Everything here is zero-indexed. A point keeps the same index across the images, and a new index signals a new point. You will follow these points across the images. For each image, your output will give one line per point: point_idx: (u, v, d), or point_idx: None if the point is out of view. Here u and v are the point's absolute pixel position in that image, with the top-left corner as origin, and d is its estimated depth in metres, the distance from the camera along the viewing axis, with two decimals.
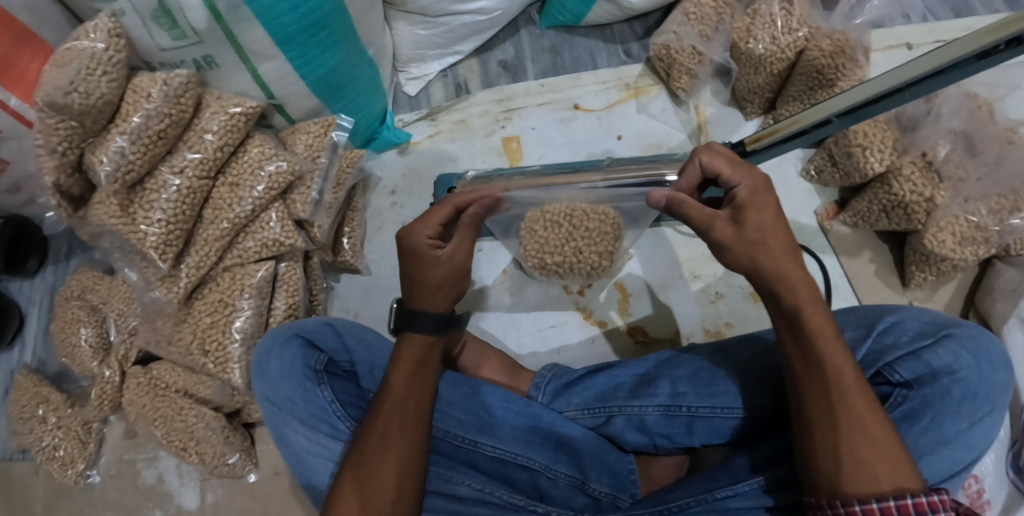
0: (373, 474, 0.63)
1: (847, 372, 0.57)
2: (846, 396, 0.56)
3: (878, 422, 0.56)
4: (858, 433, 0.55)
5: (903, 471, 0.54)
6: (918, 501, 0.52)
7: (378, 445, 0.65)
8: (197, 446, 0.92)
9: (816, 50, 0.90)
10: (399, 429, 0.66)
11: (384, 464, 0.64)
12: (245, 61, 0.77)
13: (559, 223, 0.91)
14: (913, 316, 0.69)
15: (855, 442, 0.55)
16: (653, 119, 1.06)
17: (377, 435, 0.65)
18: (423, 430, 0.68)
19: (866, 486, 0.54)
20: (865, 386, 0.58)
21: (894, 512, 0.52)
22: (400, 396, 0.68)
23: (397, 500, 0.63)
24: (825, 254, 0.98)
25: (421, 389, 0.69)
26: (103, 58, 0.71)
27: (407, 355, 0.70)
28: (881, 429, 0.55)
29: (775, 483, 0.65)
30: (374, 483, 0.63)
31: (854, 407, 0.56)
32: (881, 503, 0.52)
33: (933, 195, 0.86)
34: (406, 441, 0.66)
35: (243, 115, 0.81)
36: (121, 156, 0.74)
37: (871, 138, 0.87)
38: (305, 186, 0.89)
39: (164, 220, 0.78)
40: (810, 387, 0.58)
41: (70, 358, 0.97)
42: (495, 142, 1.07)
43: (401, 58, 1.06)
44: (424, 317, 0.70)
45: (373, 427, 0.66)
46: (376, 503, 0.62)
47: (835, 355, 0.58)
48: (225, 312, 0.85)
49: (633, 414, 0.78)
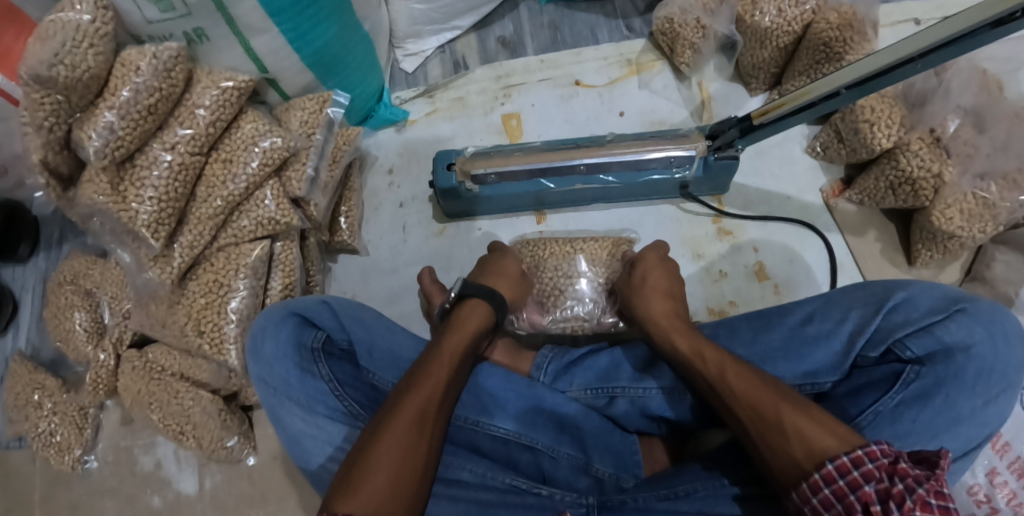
0: (406, 447, 0.60)
1: (734, 371, 0.62)
2: (739, 390, 0.60)
3: (780, 401, 0.57)
4: (772, 422, 0.56)
5: (812, 433, 0.54)
6: (837, 464, 0.51)
7: (413, 420, 0.62)
8: (194, 430, 0.91)
9: (823, 22, 0.87)
10: (436, 409, 0.64)
11: (417, 440, 0.61)
12: (237, 35, 0.75)
13: (553, 285, 0.88)
14: (925, 291, 0.66)
15: (771, 426, 0.56)
16: (655, 96, 1.03)
17: (416, 411, 0.62)
18: (449, 418, 0.66)
19: (787, 463, 0.54)
20: (756, 375, 0.61)
21: (822, 486, 0.51)
22: (441, 375, 0.67)
23: (421, 481, 0.60)
24: (830, 232, 0.96)
25: (458, 374, 0.70)
26: (90, 31, 0.69)
27: (462, 334, 0.73)
28: (773, 404, 0.57)
29: (744, 479, 0.65)
30: (398, 458, 0.59)
31: (746, 396, 0.59)
32: (808, 481, 0.52)
33: (941, 171, 0.83)
34: (438, 422, 0.64)
35: (235, 90, 0.79)
36: (110, 132, 0.72)
37: (878, 114, 0.85)
38: (300, 163, 0.86)
39: (155, 199, 0.76)
40: (725, 390, 0.61)
41: (64, 342, 0.96)
42: (494, 120, 1.04)
43: (397, 34, 1.04)
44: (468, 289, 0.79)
45: (410, 401, 0.63)
46: (398, 478, 0.58)
47: (720, 356, 0.65)
48: (220, 293, 0.83)
49: (636, 397, 0.78)
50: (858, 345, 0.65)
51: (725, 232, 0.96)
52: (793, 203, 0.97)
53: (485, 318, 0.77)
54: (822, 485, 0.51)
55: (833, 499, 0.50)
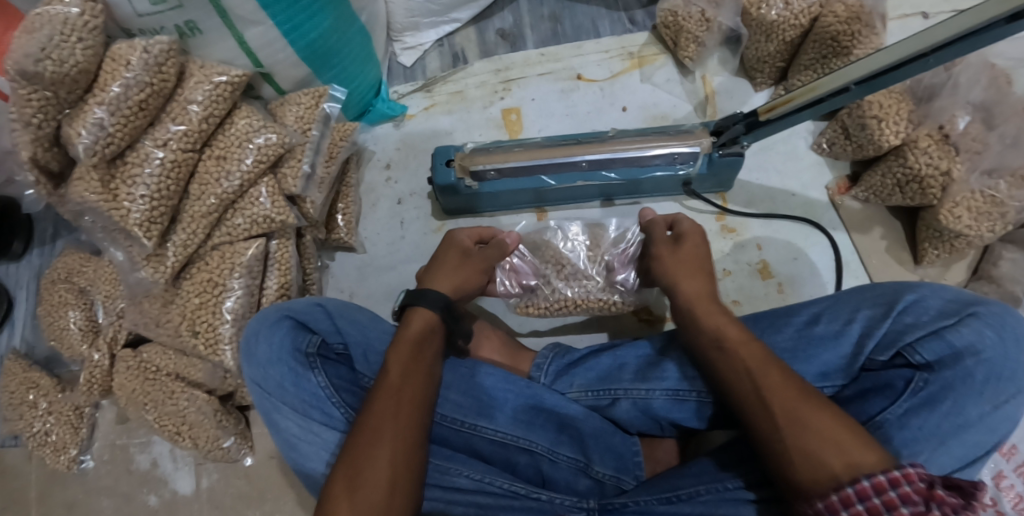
0: (367, 468, 0.59)
1: (778, 370, 0.60)
2: (773, 391, 0.59)
3: (816, 407, 0.56)
4: (805, 424, 0.55)
5: (851, 445, 0.53)
6: (875, 480, 0.49)
7: (370, 438, 0.61)
8: (190, 430, 0.90)
9: (831, 15, 0.85)
10: (393, 420, 0.62)
11: (377, 455, 0.60)
12: (229, 27, 0.73)
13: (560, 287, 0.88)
14: (934, 293, 0.65)
15: (800, 432, 0.55)
16: (657, 90, 1.01)
17: (371, 429, 0.61)
18: (423, 421, 0.65)
19: (819, 472, 0.53)
20: (797, 379, 0.60)
21: (854, 501, 0.50)
22: (396, 382, 0.65)
23: (393, 493, 0.59)
24: (835, 230, 0.94)
25: (418, 376, 0.67)
26: (78, 23, 0.67)
27: (405, 339, 0.70)
28: (811, 404, 0.56)
29: (752, 481, 0.64)
30: (361, 480, 0.58)
31: (784, 394, 0.58)
32: (838, 494, 0.51)
33: (949, 169, 0.82)
34: (401, 432, 0.62)
35: (228, 84, 0.77)
36: (100, 129, 0.71)
37: (887, 110, 0.84)
38: (295, 159, 0.84)
39: (147, 197, 0.74)
40: (752, 395, 0.60)
41: (59, 341, 0.95)
42: (493, 114, 1.02)
43: (395, 27, 1.01)
44: (427, 296, 0.75)
45: (368, 420, 0.62)
46: (363, 500, 0.57)
47: (764, 355, 0.63)
48: (215, 292, 0.81)
49: (639, 398, 0.76)
50: (867, 348, 0.64)
51: (728, 229, 0.95)
52: (797, 200, 0.96)
53: (426, 314, 0.73)
54: (853, 501, 0.50)
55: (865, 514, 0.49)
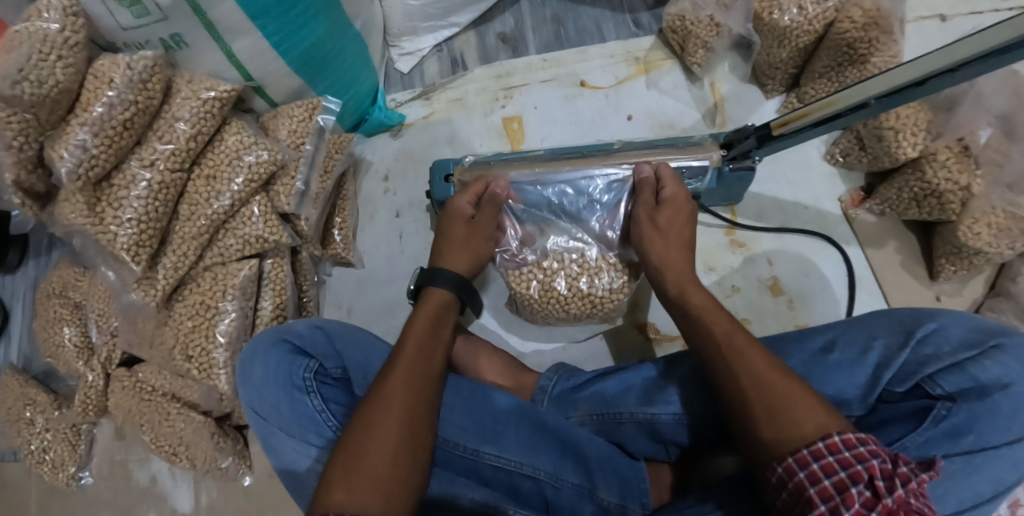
0: (374, 437, 0.57)
1: (745, 339, 0.58)
2: (742, 355, 0.57)
3: (771, 367, 0.55)
4: (768, 389, 0.53)
5: (814, 406, 0.51)
6: (844, 437, 0.48)
7: (380, 408, 0.59)
8: (187, 451, 0.88)
9: (846, 21, 0.81)
10: (405, 393, 0.61)
11: (386, 424, 0.58)
12: (217, 39, 0.70)
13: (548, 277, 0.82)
14: (955, 320, 0.63)
15: (762, 391, 0.53)
16: (664, 97, 0.98)
17: (382, 400, 0.60)
18: (431, 396, 0.63)
19: (791, 434, 0.50)
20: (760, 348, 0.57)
21: (825, 453, 0.48)
22: (410, 356, 0.64)
23: (397, 464, 0.56)
24: (848, 244, 0.91)
25: (432, 354, 0.66)
26: (58, 41, 0.64)
27: (423, 313, 0.70)
28: (772, 367, 0.55)
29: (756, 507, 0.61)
30: (367, 450, 0.56)
31: (750, 361, 0.56)
32: (810, 447, 0.49)
33: (970, 184, 0.79)
34: (411, 404, 0.61)
35: (217, 100, 0.74)
36: (83, 151, 0.68)
37: (904, 121, 0.80)
38: (289, 176, 0.82)
39: (135, 220, 0.72)
40: (714, 355, 0.59)
41: (55, 358, 0.93)
42: (494, 122, 0.99)
43: (391, 32, 0.98)
44: (442, 275, 0.74)
45: (380, 390, 0.61)
46: (369, 471, 0.55)
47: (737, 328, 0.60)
48: (208, 315, 0.79)
49: (644, 421, 0.74)
50: (884, 379, 0.62)
51: (738, 243, 0.92)
52: (809, 213, 0.92)
53: (443, 292, 0.73)
54: (826, 454, 0.48)
55: (836, 466, 0.47)
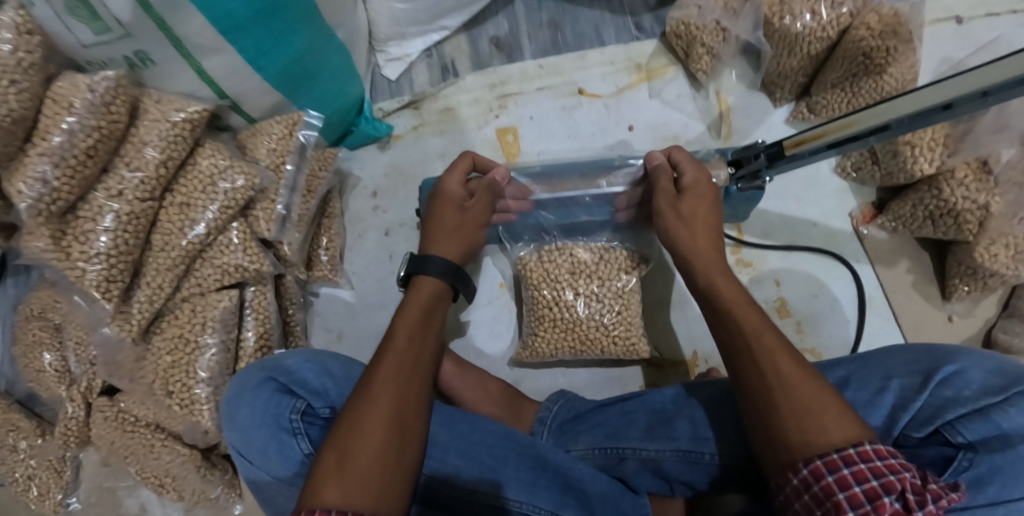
0: (362, 426, 0.53)
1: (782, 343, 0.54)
2: (769, 357, 0.53)
3: (809, 383, 0.51)
4: (789, 401, 0.51)
5: (830, 420, 0.49)
6: (861, 448, 0.47)
7: (370, 396, 0.56)
8: (175, 482, 0.86)
9: (863, 28, 0.76)
10: (396, 379, 0.58)
11: (376, 410, 0.55)
12: (186, 56, 0.64)
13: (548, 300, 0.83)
14: (976, 363, 0.59)
15: (791, 403, 0.51)
16: (666, 107, 0.93)
17: (372, 388, 0.56)
18: (424, 387, 0.60)
19: (817, 443, 0.49)
20: (798, 357, 0.54)
21: (857, 460, 0.46)
22: (402, 345, 0.61)
23: (389, 456, 0.53)
24: (859, 264, 0.87)
25: (424, 342, 0.63)
26: (10, 64, 0.58)
27: (416, 298, 0.66)
28: (808, 380, 0.52)
29: None
30: (356, 441, 0.52)
31: (782, 368, 0.52)
32: (822, 458, 0.48)
33: (988, 203, 0.75)
34: (403, 394, 0.57)
35: (188, 122, 0.69)
36: (43, 185, 0.63)
37: (922, 135, 0.75)
38: (268, 201, 0.77)
39: (104, 254, 0.67)
40: (739, 354, 0.56)
41: (35, 383, 0.88)
42: (488, 134, 0.94)
43: (377, 37, 0.91)
44: (432, 262, 0.69)
45: (373, 380, 0.57)
46: (359, 463, 0.51)
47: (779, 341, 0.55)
48: (187, 350, 0.75)
49: (648, 458, 0.72)
50: (900, 424, 0.59)
51: (744, 263, 0.88)
52: (818, 230, 0.89)
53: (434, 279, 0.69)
54: (856, 460, 0.46)
55: (868, 473, 0.46)
